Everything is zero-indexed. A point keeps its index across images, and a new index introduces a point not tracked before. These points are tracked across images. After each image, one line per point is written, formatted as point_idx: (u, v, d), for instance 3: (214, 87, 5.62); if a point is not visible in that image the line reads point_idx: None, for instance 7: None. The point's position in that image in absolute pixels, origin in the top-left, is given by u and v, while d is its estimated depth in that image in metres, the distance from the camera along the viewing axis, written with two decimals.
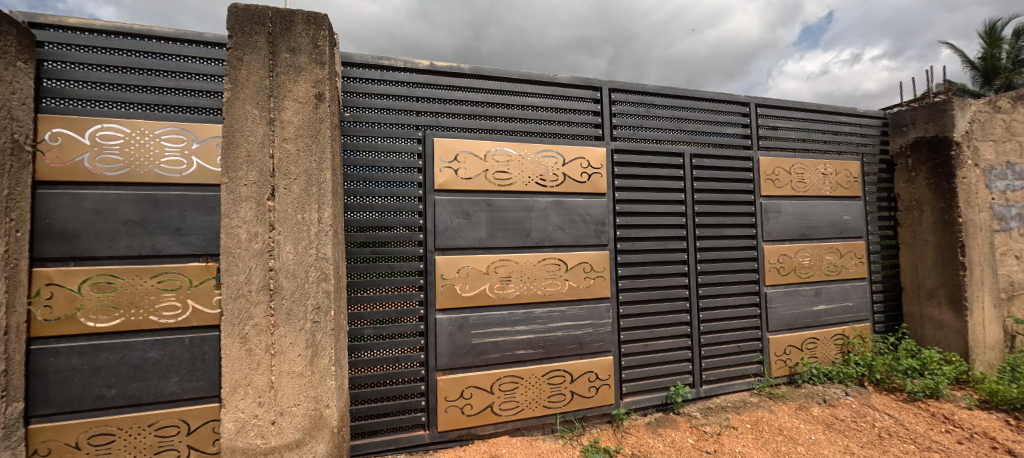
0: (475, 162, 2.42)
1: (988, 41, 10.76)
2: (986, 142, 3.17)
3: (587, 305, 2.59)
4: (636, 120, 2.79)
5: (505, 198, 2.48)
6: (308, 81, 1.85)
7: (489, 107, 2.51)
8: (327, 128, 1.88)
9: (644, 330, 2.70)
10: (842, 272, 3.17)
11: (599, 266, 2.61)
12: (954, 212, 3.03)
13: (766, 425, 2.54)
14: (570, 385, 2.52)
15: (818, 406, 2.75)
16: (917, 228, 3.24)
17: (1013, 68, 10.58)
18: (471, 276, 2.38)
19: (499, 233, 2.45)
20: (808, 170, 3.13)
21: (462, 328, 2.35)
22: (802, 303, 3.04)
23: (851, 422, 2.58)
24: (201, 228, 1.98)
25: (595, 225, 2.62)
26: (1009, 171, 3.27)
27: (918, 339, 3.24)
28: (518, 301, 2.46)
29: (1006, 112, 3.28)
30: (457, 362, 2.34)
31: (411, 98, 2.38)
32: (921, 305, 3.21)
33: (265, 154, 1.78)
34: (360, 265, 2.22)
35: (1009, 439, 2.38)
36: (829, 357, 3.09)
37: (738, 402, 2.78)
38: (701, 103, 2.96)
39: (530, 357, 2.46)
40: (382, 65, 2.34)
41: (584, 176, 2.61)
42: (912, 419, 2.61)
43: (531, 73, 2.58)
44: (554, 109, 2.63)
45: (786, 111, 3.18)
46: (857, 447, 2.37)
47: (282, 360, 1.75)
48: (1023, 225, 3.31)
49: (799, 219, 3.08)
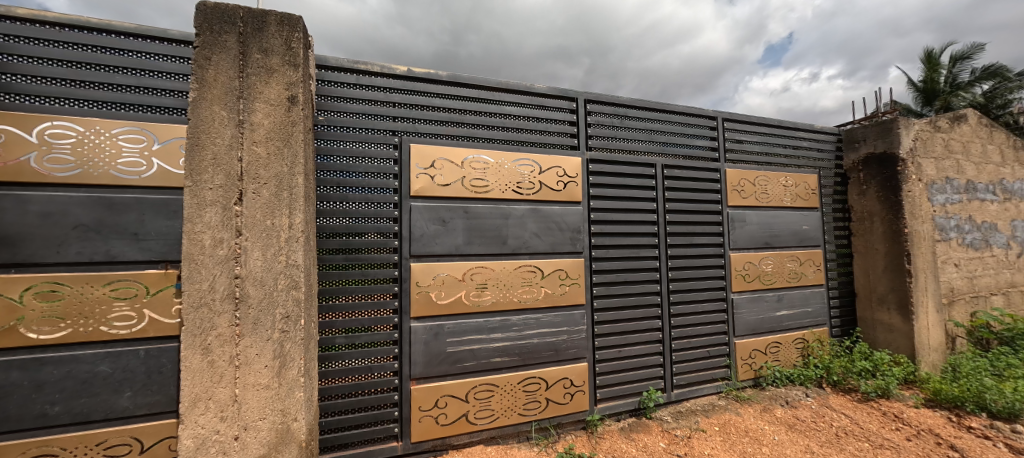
0: (452, 169, 2.42)
1: (928, 66, 11.70)
2: (928, 159, 3.44)
3: (562, 312, 2.61)
4: (611, 130, 2.87)
5: (482, 205, 2.48)
6: (281, 83, 1.81)
7: (467, 114, 2.53)
8: (300, 131, 1.84)
9: (618, 336, 2.75)
10: (802, 279, 3.34)
11: (574, 273, 2.65)
12: (901, 223, 3.25)
13: (733, 427, 2.63)
14: (545, 392, 2.53)
15: (781, 407, 2.87)
16: (868, 238, 3.45)
17: (951, 91, 11.51)
18: (447, 284, 2.36)
19: (476, 240, 2.45)
20: (771, 181, 3.30)
21: (437, 336, 2.33)
22: (766, 309, 3.19)
23: (811, 422, 2.71)
24: (161, 233, 1.88)
25: (570, 233, 2.66)
26: (948, 186, 3.55)
27: (871, 342, 3.44)
28: (494, 309, 2.46)
29: (944, 131, 3.57)
30: (432, 370, 2.31)
31: (388, 103, 2.36)
32: (873, 310, 3.42)
33: (233, 157, 1.72)
34: (332, 272, 2.17)
35: (951, 435, 2.55)
36: (791, 360, 3.24)
37: (707, 406, 2.87)
38: (672, 116, 3.08)
39: (506, 365, 2.46)
40: (359, 69, 2.31)
41: (560, 184, 2.66)
42: (866, 418, 2.77)
43: (508, 82, 2.61)
44: (531, 118, 2.67)
45: (750, 125, 3.34)
46: (817, 446, 2.48)
47: (247, 371, 1.68)
48: (960, 235, 3.59)
49: (763, 228, 3.23)
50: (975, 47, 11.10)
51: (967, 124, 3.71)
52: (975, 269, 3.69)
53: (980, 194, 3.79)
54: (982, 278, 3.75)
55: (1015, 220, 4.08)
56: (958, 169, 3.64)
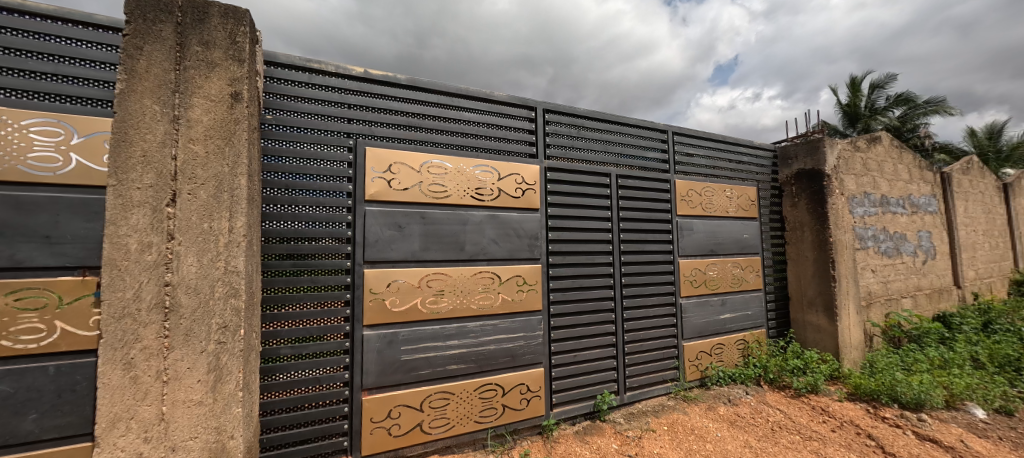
0: (410, 174, 2.38)
1: (852, 91, 12.99)
2: (849, 175, 3.82)
3: (519, 318, 2.63)
4: (569, 140, 2.95)
5: (440, 210, 2.46)
6: (223, 79, 1.71)
7: (426, 119, 2.50)
8: (243, 130, 1.73)
9: (573, 341, 2.81)
10: (743, 284, 3.58)
11: (532, 279, 2.68)
12: (827, 233, 3.58)
13: (680, 426, 2.75)
14: (502, 399, 2.53)
15: (724, 405, 3.05)
16: (800, 246, 3.77)
17: (870, 114, 12.84)
18: (402, 290, 2.31)
19: (433, 246, 2.41)
20: (715, 193, 3.52)
21: (391, 345, 2.27)
22: (711, 313, 3.38)
23: (750, 418, 2.89)
24: (79, 236, 1.71)
25: (529, 239, 2.70)
26: (866, 200, 3.95)
27: (802, 342, 3.74)
28: (451, 316, 2.43)
29: (862, 151, 3.98)
30: (385, 380, 2.24)
31: (343, 104, 2.29)
32: (804, 312, 3.72)
33: (166, 155, 1.59)
34: (278, 279, 2.05)
35: (869, 425, 2.82)
36: (733, 360, 3.44)
37: (656, 407, 2.99)
38: (627, 128, 3.22)
39: (462, 372, 2.44)
40: (312, 68, 2.23)
41: (518, 191, 2.69)
42: (797, 412, 2.99)
43: (469, 88, 2.62)
44: (490, 125, 2.69)
45: (698, 139, 3.56)
46: (755, 440, 2.64)
47: (176, 387, 1.55)
48: (876, 244, 4.01)
49: (708, 236, 3.43)
50: (888, 77, 12.49)
51: (881, 145, 4.17)
52: (889, 275, 4.13)
53: (892, 207, 4.26)
54: (894, 283, 4.19)
55: (921, 230, 4.61)
56: (874, 184, 4.07)
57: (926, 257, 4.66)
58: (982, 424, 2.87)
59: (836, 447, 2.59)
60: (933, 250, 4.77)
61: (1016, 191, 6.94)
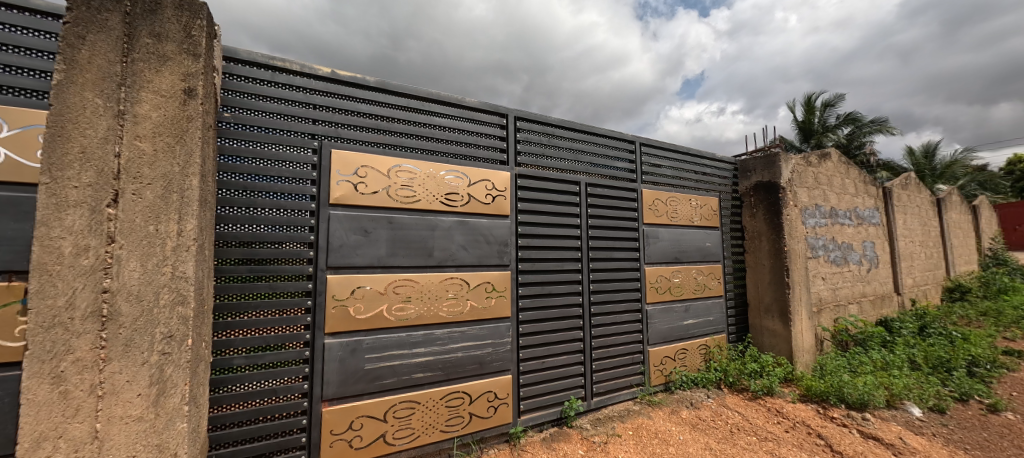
0: (377, 177, 2.33)
1: (807, 108, 13.84)
2: (801, 188, 4.06)
3: (488, 325, 2.61)
4: (540, 148, 2.99)
5: (409, 215, 2.42)
6: (175, 73, 1.60)
7: (395, 123, 2.46)
8: (196, 128, 1.64)
9: (542, 347, 2.82)
10: (706, 290, 3.71)
11: (500, 286, 2.67)
12: (782, 242, 3.77)
13: (645, 430, 2.81)
14: (468, 407, 2.49)
15: (686, 409, 3.14)
16: (758, 255, 3.96)
17: (823, 131, 13.71)
18: (367, 297, 2.25)
19: (400, 251, 2.37)
20: (680, 202, 3.64)
21: (354, 353, 2.19)
22: (675, 318, 3.48)
23: (710, 421, 2.99)
24: (5, 237, 1.56)
25: (498, 246, 2.69)
26: (817, 211, 4.21)
27: (760, 346, 3.91)
28: (418, 323, 2.38)
29: (814, 166, 4.25)
30: (347, 390, 2.16)
31: (308, 104, 2.22)
32: (761, 318, 3.90)
33: (108, 152, 1.46)
34: (233, 285, 1.95)
35: (818, 425, 2.97)
36: (696, 364, 3.56)
37: (622, 412, 3.04)
38: (597, 138, 3.29)
39: (428, 381, 2.39)
40: (275, 66, 2.15)
41: (488, 197, 2.69)
42: (754, 414, 3.12)
43: (440, 93, 2.60)
44: (461, 131, 2.68)
45: (664, 150, 3.69)
46: (714, 443, 2.73)
47: (112, 402, 1.40)
48: (826, 253, 4.27)
49: (673, 244, 3.55)
50: (839, 97, 13.41)
51: (830, 161, 4.46)
52: (837, 282, 4.40)
53: (840, 219, 4.55)
54: (842, 290, 4.48)
55: (865, 241, 4.95)
56: (824, 197, 4.34)
57: (871, 266, 5.00)
58: (917, 421, 3.10)
59: (789, 447, 2.71)
60: (876, 259, 5.13)
61: (947, 206, 7.60)
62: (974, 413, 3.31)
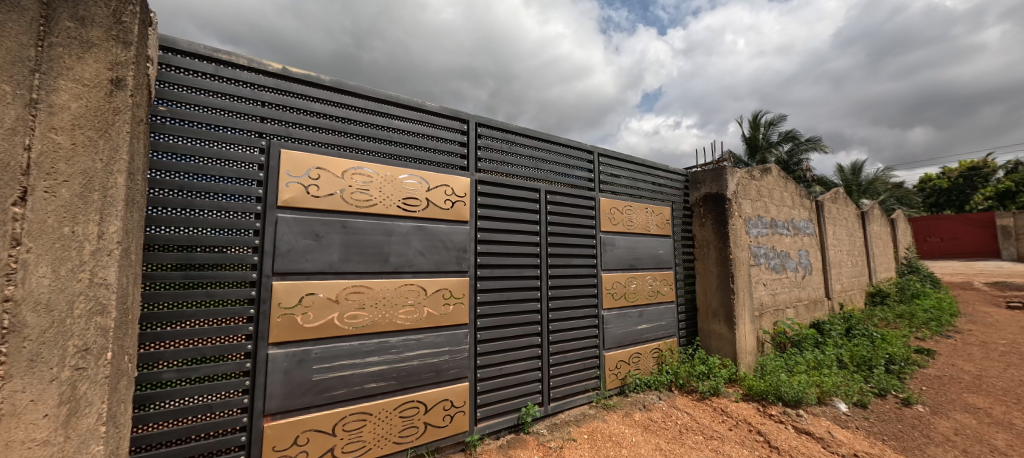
0: (331, 180, 2.25)
1: (753, 125, 14.91)
2: (745, 200, 4.36)
3: (445, 332, 2.58)
4: (501, 155, 3.01)
5: (364, 220, 2.34)
6: (102, 61, 1.45)
7: (351, 124, 2.39)
8: (125, 122, 1.49)
9: (499, 354, 2.81)
10: (659, 296, 3.87)
11: (458, 293, 2.65)
12: (727, 251, 4.02)
13: (599, 434, 2.87)
14: (423, 416, 2.44)
15: (639, 411, 3.24)
16: (706, 262, 4.18)
17: (767, 147, 14.78)
18: (316, 305, 2.15)
19: (354, 257, 2.29)
20: (635, 211, 3.79)
21: (301, 364, 2.09)
22: (630, 323, 3.60)
23: (661, 422, 3.10)
24: None
25: (456, 252, 2.67)
26: (759, 222, 4.53)
27: (707, 349, 4.13)
28: (371, 331, 2.30)
29: (756, 180, 4.57)
30: (292, 403, 2.05)
31: (255, 101, 2.11)
32: (709, 322, 4.12)
33: (15, 143, 1.27)
34: (164, 292, 1.80)
35: (759, 422, 3.17)
36: (649, 367, 3.69)
37: (578, 416, 3.10)
38: (556, 147, 3.36)
39: (381, 391, 2.31)
40: (219, 59, 2.03)
41: (447, 203, 2.67)
42: (701, 414, 3.28)
43: (399, 96, 2.56)
44: (420, 135, 2.65)
45: (621, 161, 3.83)
46: (664, 443, 2.83)
47: (11, 426, 1.20)
48: (767, 261, 4.59)
49: (629, 251, 3.68)
50: (781, 116, 14.56)
51: (771, 175, 4.81)
52: (776, 288, 4.74)
53: (779, 229, 4.92)
54: (780, 295, 4.83)
55: (801, 250, 5.37)
56: (765, 209, 4.68)
57: (805, 273, 5.43)
58: (843, 416, 3.39)
59: (733, 444, 2.87)
60: (810, 267, 5.58)
61: (870, 219, 8.41)
62: (891, 407, 3.67)
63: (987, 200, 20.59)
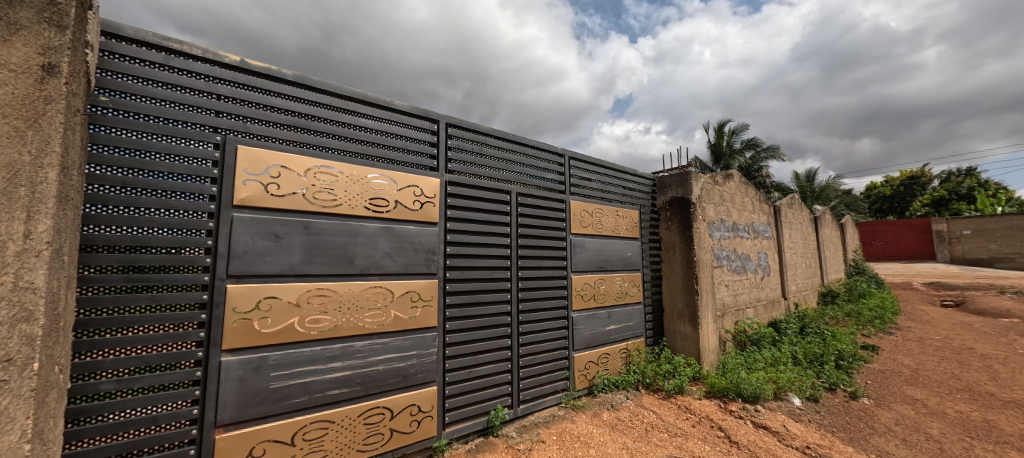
0: (292, 179, 2.15)
1: (718, 133, 15.57)
2: (709, 204, 4.54)
3: (413, 336, 2.53)
4: (471, 156, 2.99)
5: (328, 221, 2.26)
6: (31, 44, 1.32)
7: (315, 121, 2.30)
8: (58, 112, 1.37)
9: (468, 357, 2.79)
10: (627, 297, 3.96)
11: (427, 295, 2.60)
12: (692, 253, 4.16)
13: (568, 435, 2.89)
14: (389, 423, 2.38)
15: (607, 411, 3.30)
16: (672, 264, 4.32)
17: (731, 154, 15.47)
18: (275, 309, 2.05)
19: (316, 259, 2.20)
20: (605, 214, 3.86)
21: (258, 371, 1.98)
22: (599, 325, 3.66)
23: (628, 421, 3.16)
24: None
25: (425, 253, 2.63)
26: (721, 225, 4.73)
27: (673, 348, 4.25)
28: (335, 335, 2.23)
29: (719, 185, 4.77)
30: (247, 413, 1.94)
31: (210, 94, 2.00)
32: (675, 322, 4.25)
33: None
34: (104, 296, 1.66)
35: (720, 418, 3.30)
36: (617, 367, 3.77)
37: (548, 418, 3.11)
38: (527, 149, 3.38)
39: (344, 398, 2.24)
40: (169, 48, 1.91)
41: (416, 204, 2.62)
42: (666, 412, 3.37)
43: (365, 94, 2.50)
44: (389, 134, 2.59)
45: (591, 164, 3.89)
46: (630, 442, 2.89)
47: None
48: (729, 263, 4.79)
49: (598, 253, 3.74)
50: (743, 125, 15.29)
51: (732, 181, 5.03)
52: (737, 289, 4.95)
53: (740, 232, 5.15)
54: (741, 295, 5.05)
55: (760, 252, 5.64)
56: (727, 213, 4.89)
57: (764, 274, 5.71)
58: (797, 410, 3.58)
59: (695, 440, 2.97)
60: (768, 268, 5.87)
61: (822, 223, 8.95)
62: (840, 400, 3.91)
63: (924, 206, 22.42)
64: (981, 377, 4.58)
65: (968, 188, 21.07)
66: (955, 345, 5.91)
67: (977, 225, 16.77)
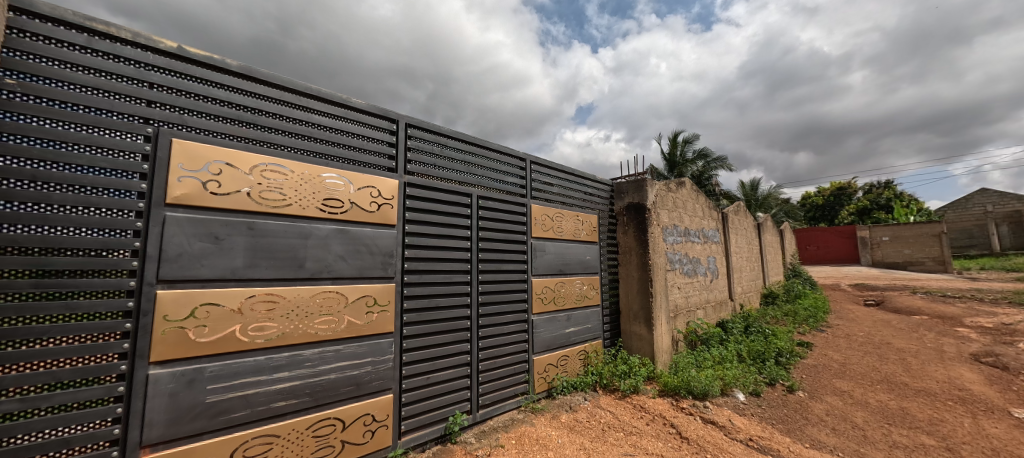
0: (236, 176, 2.01)
1: (672, 142, 16.40)
2: (663, 210, 4.76)
3: (367, 342, 2.44)
4: (431, 157, 2.95)
5: (275, 222, 2.13)
6: None
7: (262, 115, 2.17)
8: None
9: (426, 363, 2.73)
10: (586, 300, 4.05)
11: (383, 300, 2.52)
12: (647, 257, 4.34)
13: (526, 438, 2.90)
14: (341, 434, 2.28)
15: (565, 413, 3.35)
16: (629, 268, 4.48)
17: (684, 162, 16.34)
18: (214, 317, 1.89)
19: (262, 263, 2.07)
20: (565, 218, 3.93)
21: (192, 385, 1.82)
22: (558, 327, 3.71)
23: (586, 422, 3.23)
24: None
25: (382, 257, 2.55)
26: (674, 230, 4.97)
27: (630, 349, 4.40)
28: (281, 344, 2.10)
29: (672, 192, 5.01)
30: (179, 431, 1.78)
31: (141, 82, 1.83)
32: (631, 324, 4.41)
33: None
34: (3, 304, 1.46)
35: (672, 415, 3.44)
36: (575, 369, 3.84)
37: (506, 421, 3.11)
38: (489, 152, 3.38)
39: (291, 409, 2.11)
40: (93, 29, 1.73)
41: (373, 205, 2.54)
42: (622, 412, 3.47)
43: (319, 89, 2.40)
44: (344, 132, 2.50)
45: (552, 169, 3.95)
46: (587, 442, 2.95)
47: None
48: (681, 266, 5.04)
49: (558, 257, 3.80)
50: (695, 136, 16.23)
51: (685, 188, 5.31)
52: (689, 291, 5.22)
53: (691, 237, 5.44)
54: (692, 297, 5.32)
55: (709, 256, 5.98)
56: (680, 219, 5.15)
57: (713, 277, 6.05)
58: (741, 405, 3.82)
59: (649, 438, 3.07)
60: (716, 271, 6.23)
61: (764, 229, 9.67)
62: (779, 394, 4.21)
63: (850, 215, 24.82)
64: (897, 369, 5.12)
65: (887, 199, 23.60)
66: (875, 340, 6.57)
67: (894, 232, 18.79)
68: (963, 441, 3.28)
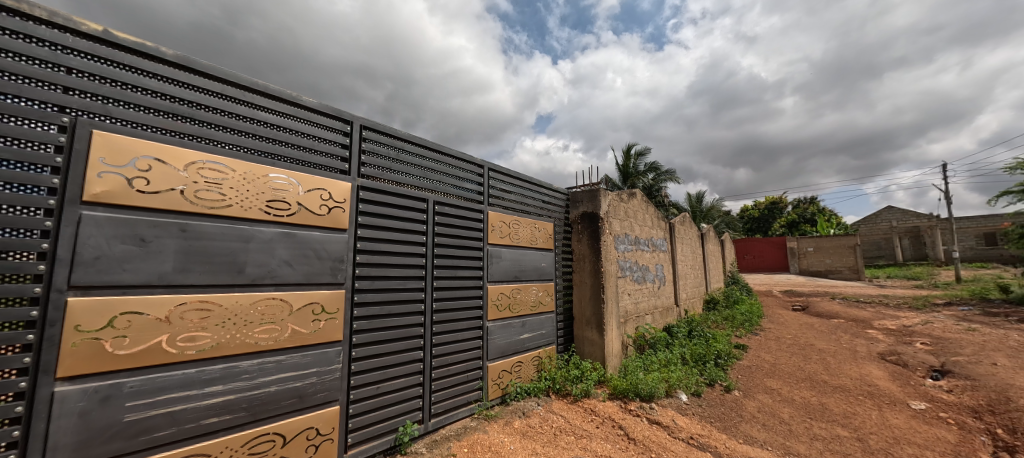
0: (168, 174, 1.85)
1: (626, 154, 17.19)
2: (615, 219, 4.97)
3: (313, 352, 2.33)
4: (386, 161, 2.89)
5: (213, 224, 1.99)
6: None
7: (201, 109, 2.03)
8: None
9: (376, 371, 2.65)
10: (541, 306, 4.13)
11: (331, 307, 2.43)
12: (599, 264, 4.50)
13: (478, 446, 2.90)
14: (280, 450, 2.16)
15: (518, 419, 3.38)
16: (582, 275, 4.63)
17: (637, 174, 17.18)
18: (136, 327, 1.72)
19: (195, 267, 1.91)
20: (522, 226, 4.00)
21: (107, 402, 1.65)
22: (513, 334, 3.75)
23: (538, 427, 3.28)
24: None
25: (331, 262, 2.46)
26: (625, 239, 5.22)
27: (582, 354, 4.53)
28: (215, 355, 1.95)
29: (623, 202, 5.25)
30: (90, 454, 1.60)
31: (57, 67, 1.65)
32: (584, 330, 4.55)
33: None
34: None
35: (620, 417, 3.58)
36: (529, 375, 3.90)
37: (459, 429, 3.09)
38: (446, 158, 3.37)
39: (225, 426, 1.97)
40: None
41: (323, 208, 2.44)
42: (574, 416, 3.56)
43: (266, 85, 2.28)
44: (292, 131, 2.39)
45: (510, 176, 4.00)
46: (539, 447, 3.00)
47: None
48: (631, 273, 5.28)
49: (514, 263, 3.85)
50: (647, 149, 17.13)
51: (635, 199, 5.59)
52: (638, 297, 5.48)
53: (641, 246, 5.72)
54: (641, 303, 5.59)
55: (657, 264, 6.32)
56: (631, 228, 5.41)
57: (660, 284, 6.39)
58: (683, 405, 4.06)
59: (598, 440, 3.18)
60: (663, 279, 6.59)
61: (707, 239, 10.38)
62: (717, 393, 4.52)
63: (782, 227, 27.27)
64: (818, 368, 5.67)
65: (812, 213, 26.20)
66: (800, 342, 7.24)
67: (817, 244, 20.89)
68: (870, 432, 3.70)
